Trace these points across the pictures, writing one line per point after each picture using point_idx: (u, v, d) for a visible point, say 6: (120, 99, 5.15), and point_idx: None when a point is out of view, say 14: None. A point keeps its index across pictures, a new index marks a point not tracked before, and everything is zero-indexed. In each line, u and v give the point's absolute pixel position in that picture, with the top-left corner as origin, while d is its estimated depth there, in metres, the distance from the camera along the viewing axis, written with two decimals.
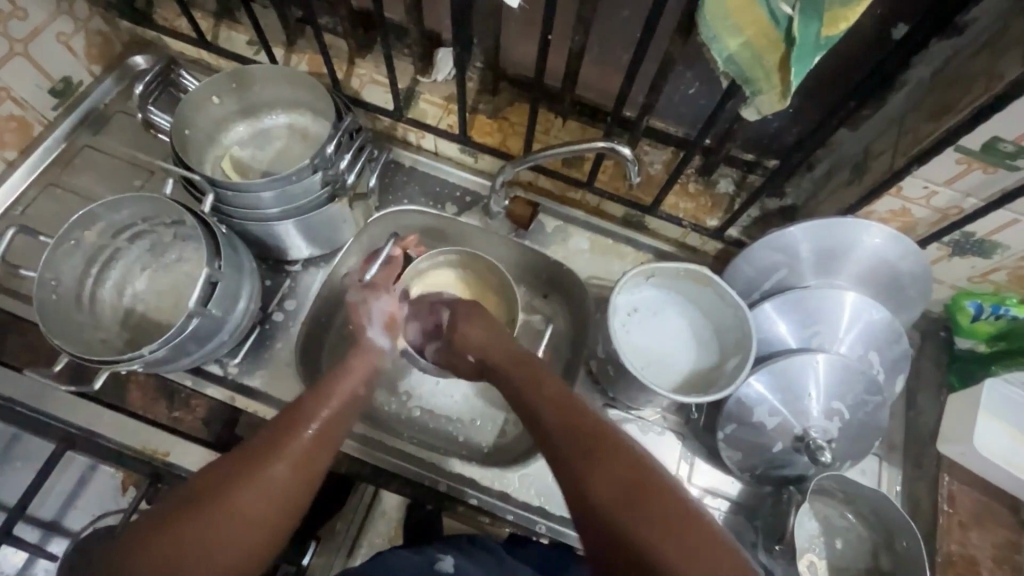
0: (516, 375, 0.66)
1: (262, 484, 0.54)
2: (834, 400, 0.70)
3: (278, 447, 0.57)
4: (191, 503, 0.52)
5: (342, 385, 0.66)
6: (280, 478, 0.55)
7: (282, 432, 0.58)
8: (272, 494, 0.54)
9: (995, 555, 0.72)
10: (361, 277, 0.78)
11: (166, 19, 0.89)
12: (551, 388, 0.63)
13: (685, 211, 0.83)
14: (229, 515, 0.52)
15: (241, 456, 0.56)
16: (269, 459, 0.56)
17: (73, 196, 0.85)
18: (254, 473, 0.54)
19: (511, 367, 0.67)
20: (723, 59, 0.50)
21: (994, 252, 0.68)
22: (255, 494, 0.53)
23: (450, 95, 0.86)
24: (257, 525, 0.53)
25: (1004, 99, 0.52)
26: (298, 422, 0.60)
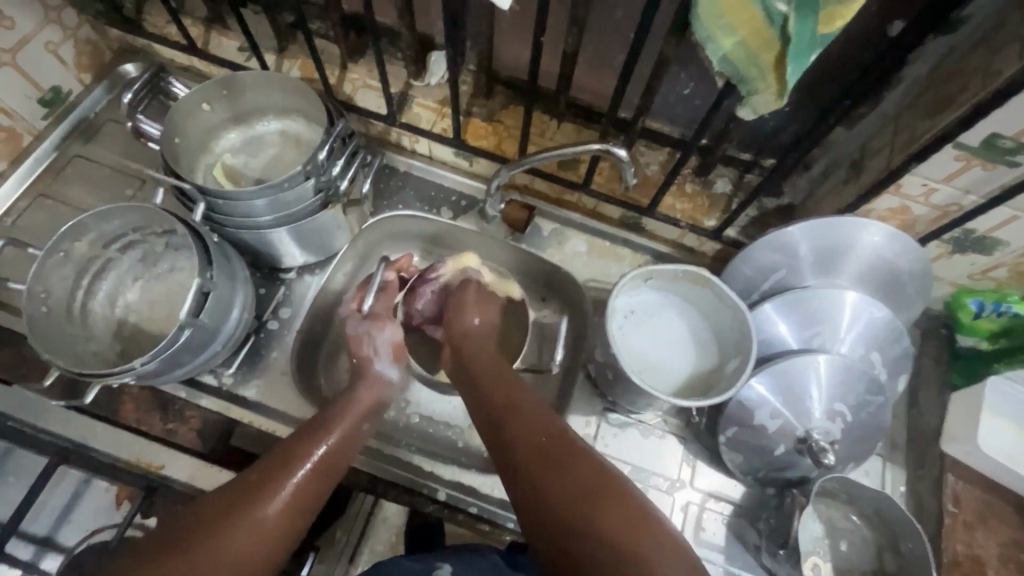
0: (488, 388, 0.66)
1: (260, 515, 0.54)
2: (836, 402, 0.70)
3: (277, 479, 0.57)
4: (190, 533, 0.52)
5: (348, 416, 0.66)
6: (278, 516, 0.55)
7: (283, 463, 0.59)
8: (271, 529, 0.54)
9: (1001, 555, 0.72)
10: (359, 307, 0.77)
11: (156, 26, 0.88)
12: (520, 400, 0.64)
13: (683, 212, 0.83)
14: (228, 547, 0.51)
15: (240, 487, 0.56)
16: (270, 490, 0.56)
17: (65, 206, 0.84)
18: (253, 507, 0.54)
19: (489, 381, 0.67)
20: (718, 59, 0.50)
21: (995, 248, 0.67)
22: (253, 529, 0.53)
23: (444, 99, 0.86)
24: (255, 557, 0.53)
25: (1002, 95, 0.51)
26: (300, 454, 0.60)
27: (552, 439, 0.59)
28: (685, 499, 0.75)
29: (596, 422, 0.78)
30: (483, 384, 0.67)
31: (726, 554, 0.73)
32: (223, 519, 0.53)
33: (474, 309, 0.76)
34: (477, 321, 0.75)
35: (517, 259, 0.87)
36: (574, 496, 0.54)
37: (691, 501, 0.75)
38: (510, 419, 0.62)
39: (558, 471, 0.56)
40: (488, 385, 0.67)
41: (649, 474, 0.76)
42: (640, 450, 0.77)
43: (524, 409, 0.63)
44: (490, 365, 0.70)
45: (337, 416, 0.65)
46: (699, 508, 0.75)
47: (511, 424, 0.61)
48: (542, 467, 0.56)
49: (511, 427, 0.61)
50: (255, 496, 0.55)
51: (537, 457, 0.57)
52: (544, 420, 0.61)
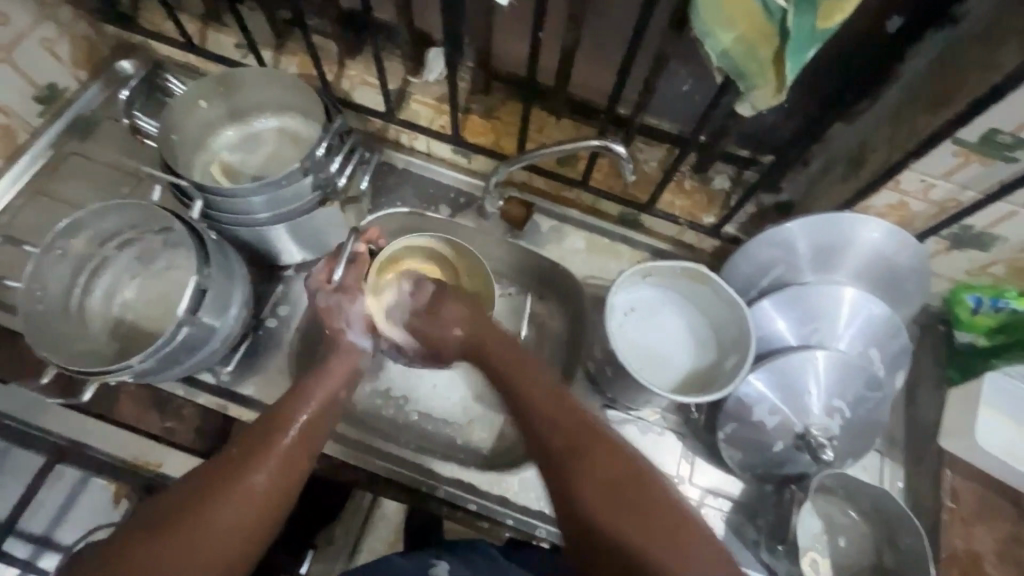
0: (525, 389, 0.64)
1: (244, 489, 0.54)
2: (834, 397, 0.70)
3: (258, 453, 0.57)
4: (176, 509, 0.52)
5: (322, 388, 0.66)
6: (261, 487, 0.55)
7: (264, 436, 0.59)
8: (257, 500, 0.54)
9: (999, 550, 0.72)
10: (327, 279, 0.71)
11: (152, 23, 0.88)
12: (560, 402, 0.62)
13: (681, 209, 0.83)
14: (214, 520, 0.52)
15: (221, 463, 0.56)
16: (252, 465, 0.56)
17: (62, 204, 0.84)
18: (237, 480, 0.54)
19: (525, 381, 0.65)
20: (717, 55, 0.49)
21: (994, 244, 0.67)
22: (237, 501, 0.53)
23: (441, 96, 0.86)
24: (243, 527, 0.53)
25: (1001, 91, 0.51)
26: (279, 427, 0.60)
27: (596, 444, 0.58)
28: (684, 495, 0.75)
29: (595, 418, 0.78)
30: (518, 383, 0.65)
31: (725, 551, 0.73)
32: (205, 495, 0.53)
33: (454, 322, 0.74)
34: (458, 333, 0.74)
35: (516, 256, 0.87)
36: (621, 503, 0.53)
37: (690, 497, 0.75)
38: (551, 422, 0.60)
39: (604, 480, 0.55)
40: (526, 385, 0.65)
41: None
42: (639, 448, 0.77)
43: (564, 409, 0.61)
44: (526, 364, 0.67)
45: (311, 387, 0.65)
46: (698, 505, 0.75)
47: (552, 427, 0.60)
48: (587, 473, 0.56)
49: (551, 433, 0.60)
50: (237, 468, 0.55)
51: (583, 464, 0.57)
52: (582, 420, 0.60)
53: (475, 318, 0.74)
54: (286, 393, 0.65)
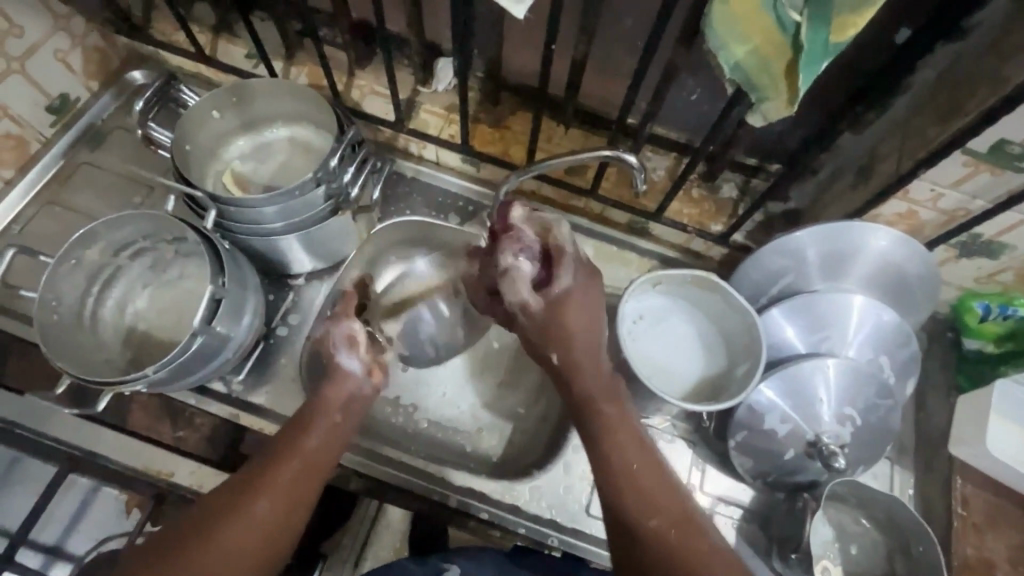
0: (587, 396, 0.62)
1: (245, 518, 0.53)
2: (845, 405, 0.70)
3: (261, 481, 0.56)
4: (180, 539, 0.52)
5: (329, 411, 0.62)
6: (264, 520, 0.54)
7: (269, 464, 0.57)
8: (257, 534, 0.53)
9: (1011, 558, 0.72)
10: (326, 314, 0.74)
11: (163, 33, 0.88)
12: (616, 415, 0.60)
13: (689, 217, 0.83)
14: (217, 554, 0.51)
15: (225, 491, 0.55)
16: (255, 493, 0.55)
17: (73, 214, 0.85)
18: (238, 512, 0.54)
19: (591, 384, 0.61)
20: (729, 66, 0.50)
21: (1002, 252, 0.68)
22: (238, 534, 0.53)
23: (450, 105, 0.86)
24: (245, 560, 0.52)
25: (1011, 103, 0.52)
26: (284, 452, 0.58)
27: (647, 469, 0.57)
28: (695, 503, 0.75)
29: None
30: (585, 379, 0.62)
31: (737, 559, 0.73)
32: (208, 523, 0.53)
33: (573, 339, 0.62)
34: (555, 360, 0.63)
35: None
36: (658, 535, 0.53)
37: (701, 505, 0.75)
38: (607, 437, 0.59)
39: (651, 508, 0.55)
40: (594, 389, 0.61)
41: None
42: None
43: (621, 426, 0.60)
44: (598, 371, 0.62)
45: (322, 411, 0.62)
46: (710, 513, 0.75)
47: (608, 444, 0.59)
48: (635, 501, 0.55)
49: (609, 447, 0.58)
50: (240, 499, 0.55)
51: (636, 487, 0.56)
52: (650, 461, 0.58)
53: (593, 341, 0.63)
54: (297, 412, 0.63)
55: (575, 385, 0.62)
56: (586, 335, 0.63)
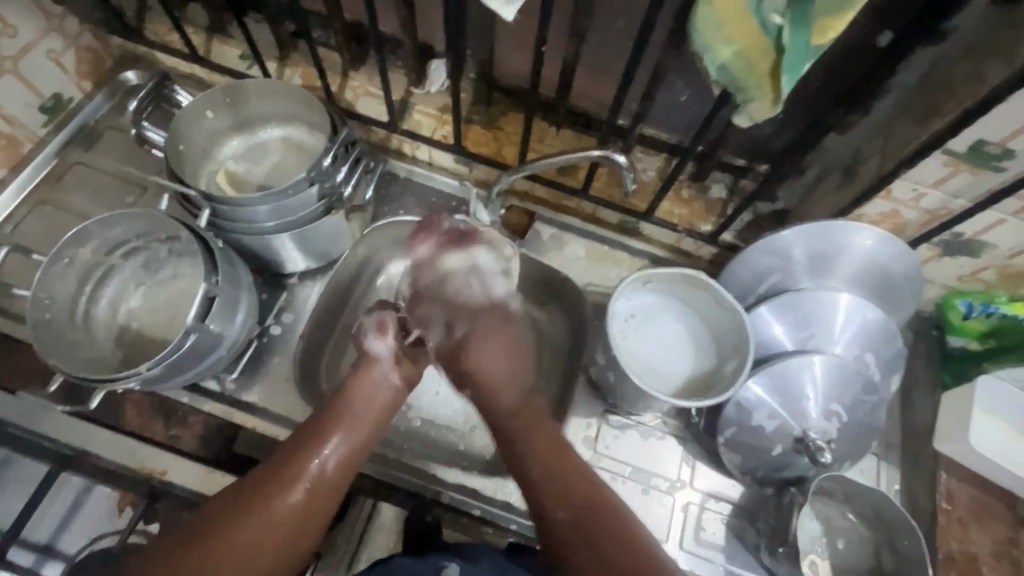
0: (508, 414, 0.66)
1: (277, 508, 0.56)
2: (831, 401, 0.71)
3: (292, 473, 0.58)
4: (213, 520, 0.54)
5: (354, 405, 0.66)
6: (295, 508, 0.57)
7: (299, 455, 0.60)
8: (288, 522, 0.56)
9: (995, 551, 0.73)
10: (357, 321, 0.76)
11: (157, 34, 0.89)
12: (538, 422, 0.65)
13: (679, 217, 0.84)
14: (246, 538, 0.54)
15: (258, 478, 0.58)
16: (287, 485, 0.57)
17: (66, 214, 0.85)
18: (272, 499, 0.56)
19: (508, 403, 0.67)
20: (716, 68, 0.51)
21: (984, 251, 0.69)
22: (270, 520, 0.55)
23: (443, 106, 0.87)
24: (273, 544, 0.55)
25: (989, 104, 0.53)
26: (313, 446, 0.61)
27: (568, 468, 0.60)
28: (685, 499, 0.76)
29: (597, 423, 0.79)
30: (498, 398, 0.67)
31: (726, 554, 0.74)
32: (243, 511, 0.55)
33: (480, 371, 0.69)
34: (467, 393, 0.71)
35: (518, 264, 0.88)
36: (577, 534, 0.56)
37: (691, 501, 0.76)
38: (535, 454, 0.62)
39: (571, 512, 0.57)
40: (512, 408, 0.67)
41: (650, 475, 0.77)
42: (642, 453, 0.78)
43: (544, 442, 0.63)
44: (509, 392, 0.68)
45: (349, 405, 0.65)
46: (699, 509, 0.76)
47: (535, 460, 0.61)
48: (558, 503, 0.58)
49: (534, 462, 0.61)
50: (271, 489, 0.57)
51: (557, 495, 0.59)
52: (561, 452, 0.62)
53: (503, 366, 0.70)
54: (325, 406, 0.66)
55: (487, 410, 0.68)
56: (495, 370, 0.69)
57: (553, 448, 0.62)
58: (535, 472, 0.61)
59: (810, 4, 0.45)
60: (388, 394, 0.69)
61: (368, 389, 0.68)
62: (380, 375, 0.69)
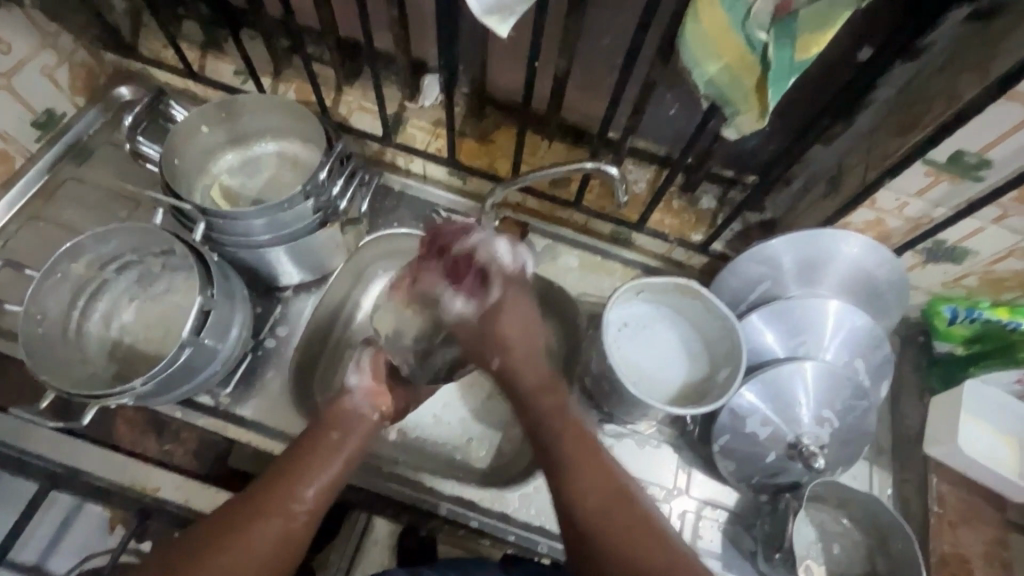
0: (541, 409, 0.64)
1: (250, 539, 0.53)
2: (823, 408, 0.72)
3: (267, 505, 0.56)
4: (191, 550, 0.52)
5: (329, 434, 0.63)
6: (270, 537, 0.54)
7: (271, 489, 0.57)
8: (260, 554, 0.53)
9: (986, 553, 0.74)
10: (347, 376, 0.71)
11: (151, 50, 0.90)
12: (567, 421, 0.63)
13: (670, 227, 0.86)
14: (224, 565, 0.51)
15: (236, 506, 0.55)
16: (261, 516, 0.55)
17: (58, 228, 0.84)
18: (244, 529, 0.53)
19: (538, 394, 0.65)
20: (704, 82, 0.53)
21: (966, 258, 0.71)
22: (238, 554, 0.52)
23: (437, 120, 0.88)
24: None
25: (963, 117, 0.55)
26: (288, 476, 0.58)
27: (589, 456, 0.59)
28: (681, 507, 0.77)
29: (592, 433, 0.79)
30: (522, 373, 0.67)
31: (723, 562, 0.74)
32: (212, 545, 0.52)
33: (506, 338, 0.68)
34: (496, 365, 0.68)
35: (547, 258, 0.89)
36: (617, 532, 0.54)
37: (687, 509, 0.76)
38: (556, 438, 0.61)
39: (610, 518, 0.55)
40: (542, 410, 0.64)
41: (646, 484, 0.77)
42: (636, 461, 0.78)
43: (575, 433, 0.61)
44: (538, 379, 0.66)
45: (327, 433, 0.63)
46: (696, 516, 0.76)
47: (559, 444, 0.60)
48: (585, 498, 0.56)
49: (568, 458, 0.59)
50: (243, 521, 0.54)
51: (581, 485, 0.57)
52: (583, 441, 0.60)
53: (526, 346, 0.68)
54: (302, 435, 0.64)
55: (519, 388, 0.67)
56: (524, 332, 0.69)
57: (576, 444, 0.60)
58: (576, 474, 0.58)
59: (794, 19, 0.47)
60: (364, 426, 0.66)
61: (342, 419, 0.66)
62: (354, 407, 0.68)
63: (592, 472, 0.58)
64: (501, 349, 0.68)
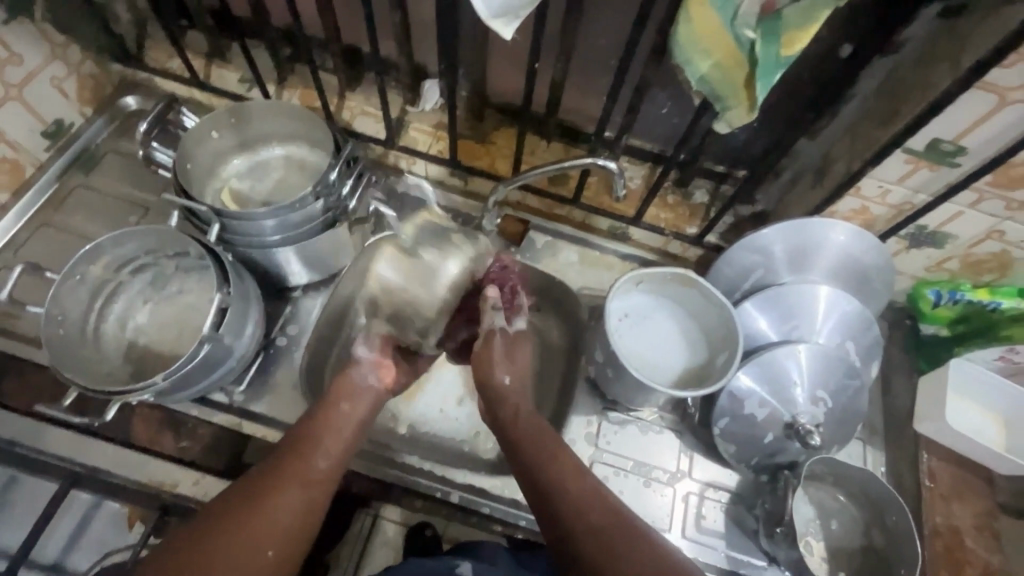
0: (524, 442, 0.67)
1: (275, 504, 0.56)
2: (818, 388, 0.75)
3: (288, 471, 0.59)
4: (218, 516, 0.55)
5: (341, 404, 0.68)
6: (293, 502, 0.57)
7: (292, 459, 0.61)
8: (284, 518, 0.56)
9: (976, 524, 0.78)
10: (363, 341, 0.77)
11: (158, 60, 0.92)
12: (553, 446, 0.66)
13: (666, 221, 0.90)
14: (251, 526, 0.54)
15: (254, 479, 0.59)
16: (282, 483, 0.58)
17: (68, 235, 0.86)
18: (269, 496, 0.57)
19: (518, 422, 0.70)
20: (696, 80, 0.56)
21: (946, 242, 0.75)
22: (263, 516, 0.55)
23: (439, 123, 0.91)
24: (275, 537, 0.55)
25: (938, 106, 0.59)
26: (305, 447, 0.63)
27: (571, 471, 0.62)
28: (685, 489, 0.79)
29: (597, 420, 0.82)
30: (504, 404, 0.71)
31: (727, 540, 0.77)
32: (238, 508, 0.55)
33: (510, 368, 0.74)
34: (507, 381, 0.73)
35: (546, 254, 0.92)
36: (608, 539, 0.56)
37: (691, 491, 0.79)
38: (539, 457, 0.64)
39: (598, 523, 0.57)
40: (527, 443, 0.67)
41: (649, 468, 0.80)
42: (640, 447, 0.81)
43: (552, 452, 0.65)
44: (520, 405, 0.71)
45: (337, 404, 0.68)
46: (699, 497, 0.79)
47: (540, 463, 0.64)
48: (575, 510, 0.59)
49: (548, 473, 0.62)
50: (267, 486, 0.58)
51: (569, 497, 0.60)
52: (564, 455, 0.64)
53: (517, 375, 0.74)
54: (313, 409, 0.68)
55: (501, 416, 0.71)
56: (524, 367, 0.75)
57: (559, 459, 0.64)
58: (562, 499, 0.60)
59: (777, 19, 0.50)
60: (370, 399, 0.71)
61: (352, 390, 0.70)
62: (359, 378, 0.72)
63: (573, 485, 0.61)
64: (491, 378, 0.73)
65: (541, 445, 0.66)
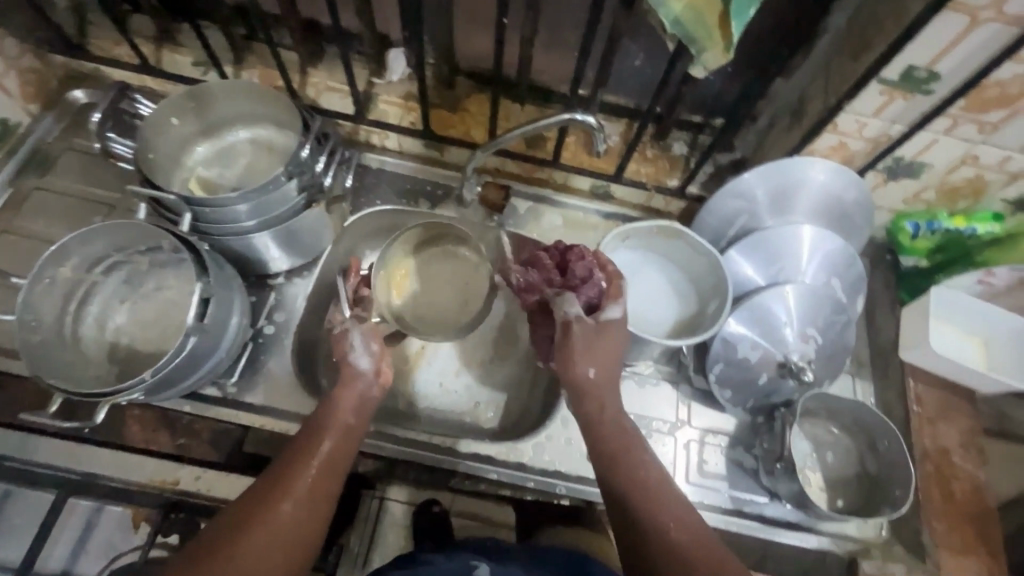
0: (604, 436, 0.62)
1: (275, 519, 0.54)
2: (807, 325, 0.77)
3: (286, 483, 0.56)
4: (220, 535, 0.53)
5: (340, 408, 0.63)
6: (297, 513, 0.55)
7: (291, 470, 0.58)
8: (287, 534, 0.54)
9: (961, 441, 0.81)
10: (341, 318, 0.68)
11: (102, 48, 0.87)
12: (615, 439, 0.62)
13: (647, 175, 0.89)
14: (255, 546, 0.52)
15: (256, 491, 0.56)
16: (280, 496, 0.55)
17: (29, 240, 0.82)
18: (272, 507, 0.55)
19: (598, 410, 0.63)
20: (669, 22, 0.55)
21: (923, 172, 0.76)
22: (266, 533, 0.53)
23: (408, 93, 0.88)
24: (282, 553, 0.53)
25: (911, 32, 0.59)
26: (305, 456, 0.59)
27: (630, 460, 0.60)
28: (685, 437, 0.81)
29: None
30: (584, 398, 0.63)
31: (729, 481, 0.79)
32: (240, 526, 0.53)
33: (594, 358, 0.63)
34: (593, 375, 0.62)
35: (530, 219, 0.91)
36: (664, 536, 0.55)
37: (691, 438, 0.81)
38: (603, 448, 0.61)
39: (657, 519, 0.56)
40: (596, 433, 0.62)
41: (649, 420, 0.81)
42: (639, 399, 0.82)
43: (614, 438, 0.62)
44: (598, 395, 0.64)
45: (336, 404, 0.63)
46: (699, 443, 0.81)
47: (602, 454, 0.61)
48: (633, 507, 0.57)
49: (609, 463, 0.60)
50: (267, 501, 0.55)
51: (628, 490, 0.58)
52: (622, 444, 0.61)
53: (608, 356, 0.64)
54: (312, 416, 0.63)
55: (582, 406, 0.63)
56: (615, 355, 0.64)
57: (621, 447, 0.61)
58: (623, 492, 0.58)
59: None
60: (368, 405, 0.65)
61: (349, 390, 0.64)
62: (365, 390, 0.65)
63: (631, 477, 0.59)
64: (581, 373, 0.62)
65: (606, 435, 0.62)
